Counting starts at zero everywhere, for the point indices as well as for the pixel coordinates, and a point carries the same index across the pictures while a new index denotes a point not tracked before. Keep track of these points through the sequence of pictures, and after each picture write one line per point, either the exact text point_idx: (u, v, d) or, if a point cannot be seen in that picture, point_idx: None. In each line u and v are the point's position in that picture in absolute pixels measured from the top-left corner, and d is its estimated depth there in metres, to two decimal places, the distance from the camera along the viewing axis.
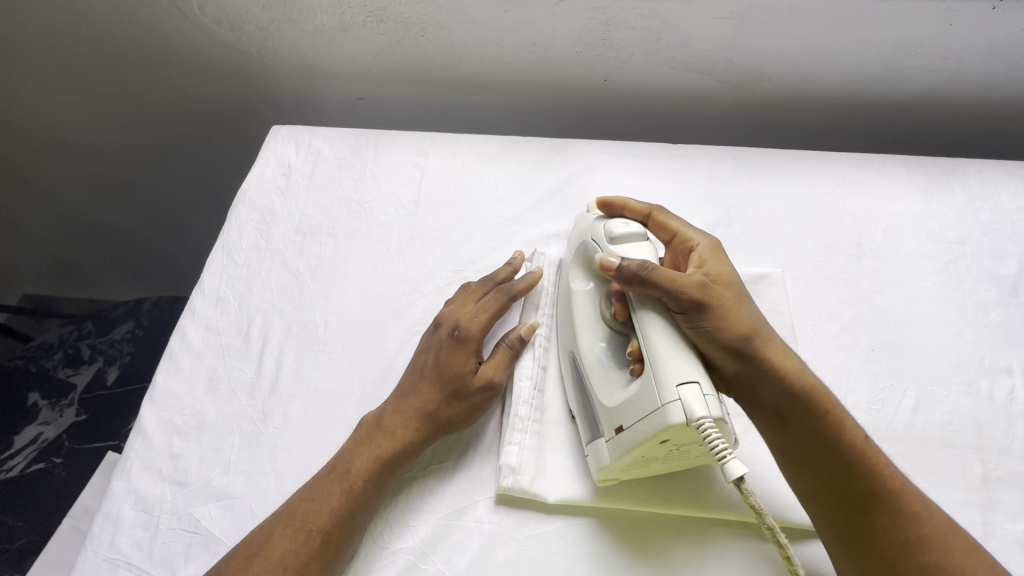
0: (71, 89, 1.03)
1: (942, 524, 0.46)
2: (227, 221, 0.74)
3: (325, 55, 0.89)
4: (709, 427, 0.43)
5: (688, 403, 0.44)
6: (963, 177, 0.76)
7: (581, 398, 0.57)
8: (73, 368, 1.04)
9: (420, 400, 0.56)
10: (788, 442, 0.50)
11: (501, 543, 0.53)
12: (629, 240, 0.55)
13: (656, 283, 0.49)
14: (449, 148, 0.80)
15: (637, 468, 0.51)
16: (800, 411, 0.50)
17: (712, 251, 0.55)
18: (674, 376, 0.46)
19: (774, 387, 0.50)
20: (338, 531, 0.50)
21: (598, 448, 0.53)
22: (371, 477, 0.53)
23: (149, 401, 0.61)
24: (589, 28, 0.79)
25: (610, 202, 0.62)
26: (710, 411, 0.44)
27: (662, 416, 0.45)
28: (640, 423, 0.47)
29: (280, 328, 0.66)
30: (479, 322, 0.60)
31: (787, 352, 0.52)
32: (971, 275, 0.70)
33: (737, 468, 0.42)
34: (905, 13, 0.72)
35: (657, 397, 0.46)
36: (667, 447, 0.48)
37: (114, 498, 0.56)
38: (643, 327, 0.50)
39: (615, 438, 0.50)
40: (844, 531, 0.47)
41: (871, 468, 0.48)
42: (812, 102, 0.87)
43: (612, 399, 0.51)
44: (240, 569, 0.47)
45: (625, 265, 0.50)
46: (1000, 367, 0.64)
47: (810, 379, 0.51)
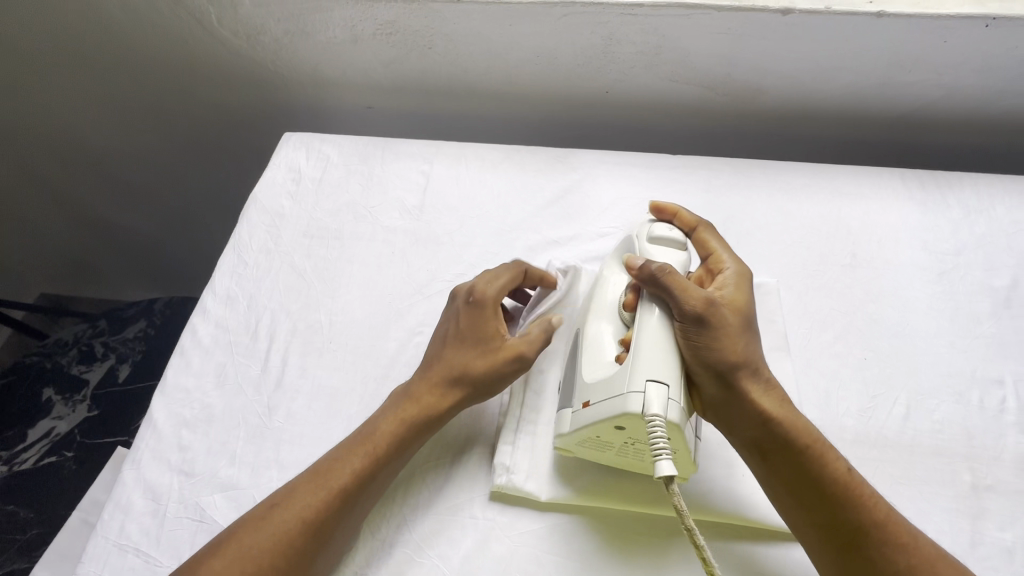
0: (93, 96, 1.07)
1: (930, 553, 0.48)
2: (239, 223, 0.77)
3: (336, 66, 0.92)
4: (658, 427, 0.45)
5: (649, 399, 0.46)
6: (958, 191, 0.77)
7: (569, 370, 0.57)
8: (86, 365, 1.07)
9: (445, 367, 0.57)
10: (774, 474, 0.51)
11: (495, 539, 0.54)
12: (665, 243, 0.58)
13: (668, 286, 0.51)
14: (453, 156, 0.83)
15: (593, 449, 0.53)
16: (785, 445, 0.51)
17: (737, 278, 0.56)
18: (647, 372, 0.48)
19: (759, 417, 0.51)
20: (355, 491, 0.52)
21: (563, 416, 0.54)
22: (394, 440, 0.54)
23: (160, 394, 0.63)
24: (591, 42, 0.81)
25: (662, 208, 0.63)
26: (665, 413, 0.46)
27: (622, 402, 0.47)
28: (604, 403, 0.49)
29: (287, 327, 0.68)
30: (495, 288, 0.59)
31: (773, 386, 0.53)
32: (964, 287, 0.71)
33: (666, 468, 0.44)
34: (901, 30, 0.74)
35: (626, 383, 0.48)
36: (622, 435, 0.50)
37: (124, 487, 0.58)
38: (642, 318, 0.52)
39: (579, 409, 0.52)
40: (834, 561, 0.48)
41: (856, 499, 0.49)
42: (810, 115, 0.89)
43: (592, 374, 0.53)
44: (262, 516, 0.49)
45: (648, 264, 0.53)
46: (992, 377, 0.65)
47: (791, 412, 0.52)
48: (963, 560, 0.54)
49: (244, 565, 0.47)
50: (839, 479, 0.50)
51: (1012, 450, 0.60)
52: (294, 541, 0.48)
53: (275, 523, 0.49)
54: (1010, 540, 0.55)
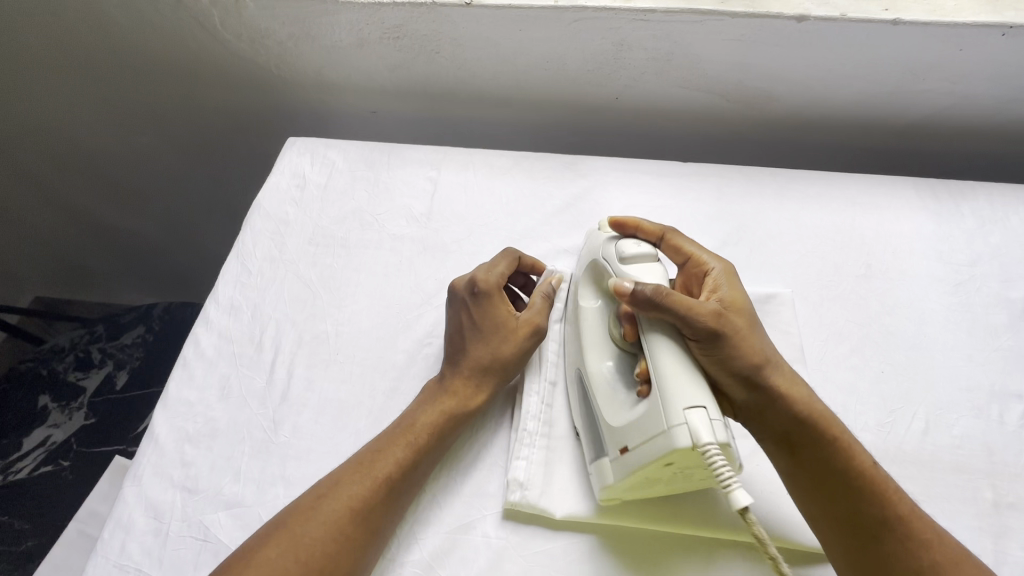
0: (92, 99, 1.05)
1: (955, 551, 0.46)
2: (242, 230, 0.75)
3: (341, 69, 0.91)
4: (715, 453, 0.44)
5: (695, 429, 0.44)
6: (972, 200, 0.77)
7: (588, 418, 0.57)
8: (83, 371, 1.05)
9: (474, 359, 0.59)
10: (798, 470, 0.51)
11: (508, 559, 0.53)
12: (641, 260, 0.56)
13: (671, 308, 0.49)
14: (460, 162, 0.81)
15: (640, 488, 0.52)
16: (810, 438, 0.50)
17: (727, 276, 0.56)
18: (683, 400, 0.46)
19: (785, 414, 0.50)
20: (401, 480, 0.53)
21: (603, 466, 0.53)
22: (434, 430, 0.56)
23: (161, 408, 0.61)
24: (602, 47, 0.80)
25: (622, 223, 0.60)
26: (716, 437, 0.44)
27: (668, 439, 0.46)
28: (647, 445, 0.47)
29: (292, 337, 0.66)
30: (495, 275, 0.62)
31: (796, 378, 0.52)
32: (980, 298, 0.70)
33: (742, 497, 0.42)
34: (917, 39, 0.73)
35: (664, 420, 0.46)
36: (671, 469, 0.48)
37: (125, 504, 0.56)
38: (653, 352, 0.50)
39: (619, 457, 0.50)
40: (852, 557, 0.48)
41: (881, 494, 0.48)
42: (822, 122, 0.88)
43: (618, 418, 0.51)
44: (310, 506, 0.49)
45: (640, 288, 0.50)
46: (1011, 391, 0.64)
47: (818, 406, 0.51)
48: None
49: (296, 554, 0.46)
50: (863, 473, 0.49)
51: None
52: (344, 530, 0.49)
53: (325, 512, 0.49)
54: None
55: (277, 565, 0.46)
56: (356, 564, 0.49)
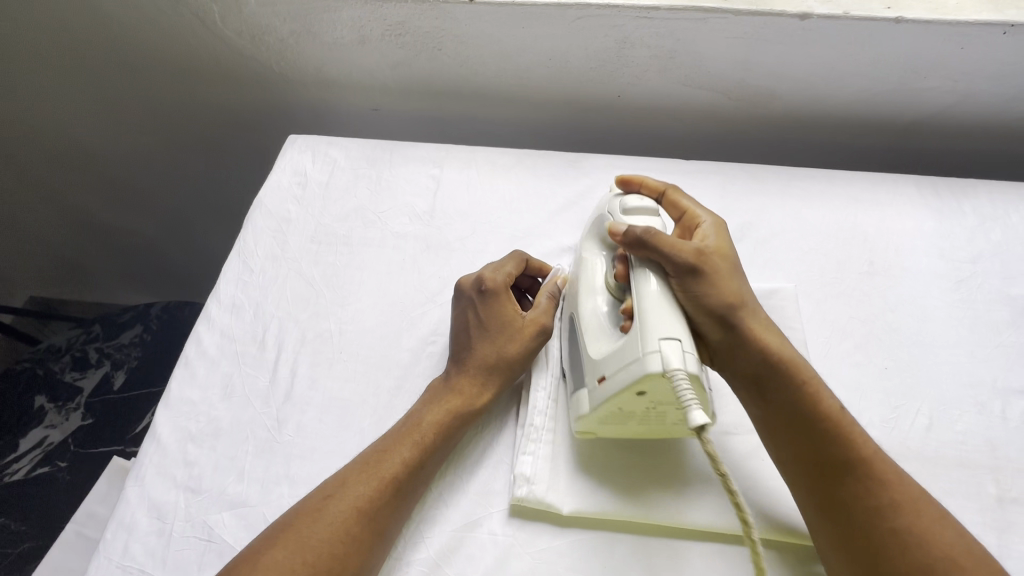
0: (89, 97, 1.04)
1: (917, 494, 0.46)
2: (243, 229, 0.75)
3: (342, 67, 0.90)
4: (682, 380, 0.45)
5: (667, 355, 0.46)
6: (973, 198, 0.77)
7: (573, 359, 0.57)
8: (80, 371, 1.04)
9: (480, 357, 0.59)
10: (765, 410, 0.51)
11: (515, 556, 0.53)
12: (641, 212, 0.57)
13: (656, 246, 0.51)
14: (464, 160, 0.81)
15: (616, 423, 0.52)
16: (777, 378, 0.51)
17: (716, 228, 0.57)
18: (659, 330, 0.47)
19: (755, 354, 0.51)
20: (408, 479, 0.52)
21: (579, 397, 0.54)
22: (440, 430, 0.55)
23: (163, 408, 0.61)
24: (605, 45, 0.80)
25: (629, 179, 0.61)
26: (686, 365, 0.45)
27: (641, 365, 0.46)
28: (622, 372, 0.48)
29: (296, 336, 0.66)
30: (503, 275, 0.62)
31: (768, 325, 0.53)
32: (982, 295, 0.71)
33: (699, 417, 0.42)
34: (919, 37, 0.73)
35: (639, 348, 0.47)
36: (643, 401, 0.49)
37: (127, 505, 0.56)
38: (639, 286, 0.51)
39: (595, 387, 0.51)
40: (812, 495, 0.48)
41: (846, 437, 0.48)
42: (824, 121, 0.88)
43: (598, 349, 0.52)
44: (316, 507, 0.49)
45: (633, 228, 0.53)
46: (1013, 387, 0.64)
47: (789, 349, 0.52)
48: None
49: (302, 555, 0.46)
50: (829, 414, 0.49)
51: None
52: (351, 529, 0.48)
53: (331, 512, 0.49)
54: None
55: (284, 566, 0.45)
56: (363, 565, 0.48)
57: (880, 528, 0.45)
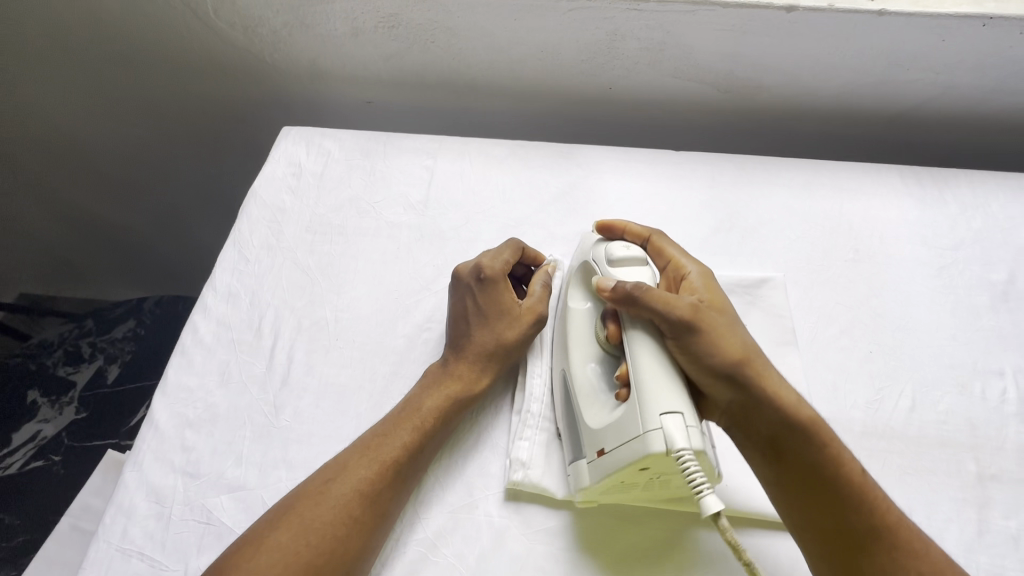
0: (79, 90, 1.04)
1: (941, 563, 0.46)
2: (238, 218, 0.75)
3: (335, 59, 0.91)
4: (688, 459, 0.45)
5: (670, 433, 0.45)
6: (955, 187, 0.79)
7: (568, 420, 0.57)
8: (73, 366, 1.04)
9: (479, 345, 0.60)
10: (783, 478, 0.50)
11: (511, 536, 0.54)
12: (628, 263, 0.57)
13: (648, 303, 0.51)
14: (457, 151, 0.82)
15: (617, 492, 0.52)
16: (794, 441, 0.49)
17: (703, 279, 0.56)
18: (660, 405, 0.47)
19: (768, 416, 0.50)
20: (407, 463, 0.53)
21: (579, 469, 0.53)
22: (439, 414, 0.56)
23: (161, 394, 0.61)
24: (595, 38, 0.81)
25: (610, 224, 0.63)
26: (690, 443, 0.45)
27: (642, 444, 0.46)
28: (624, 448, 0.48)
29: (292, 324, 0.66)
30: (501, 263, 0.63)
31: (782, 382, 0.52)
32: (964, 281, 0.73)
33: (713, 503, 0.43)
34: (902, 29, 0.75)
35: (639, 425, 0.47)
36: (646, 475, 0.49)
37: (126, 490, 0.56)
38: (635, 354, 0.50)
39: (595, 460, 0.51)
40: (839, 570, 0.47)
41: (870, 505, 0.48)
42: (810, 113, 0.90)
43: (596, 419, 0.52)
44: (319, 491, 0.50)
45: (621, 284, 0.52)
46: (993, 369, 0.66)
47: (802, 408, 0.50)
48: (970, 547, 0.55)
49: (306, 539, 0.47)
50: (852, 482, 0.48)
51: (1015, 440, 0.61)
52: (353, 512, 0.49)
53: (333, 496, 0.49)
54: (1014, 527, 0.56)
55: (288, 548, 0.46)
56: (364, 547, 0.49)
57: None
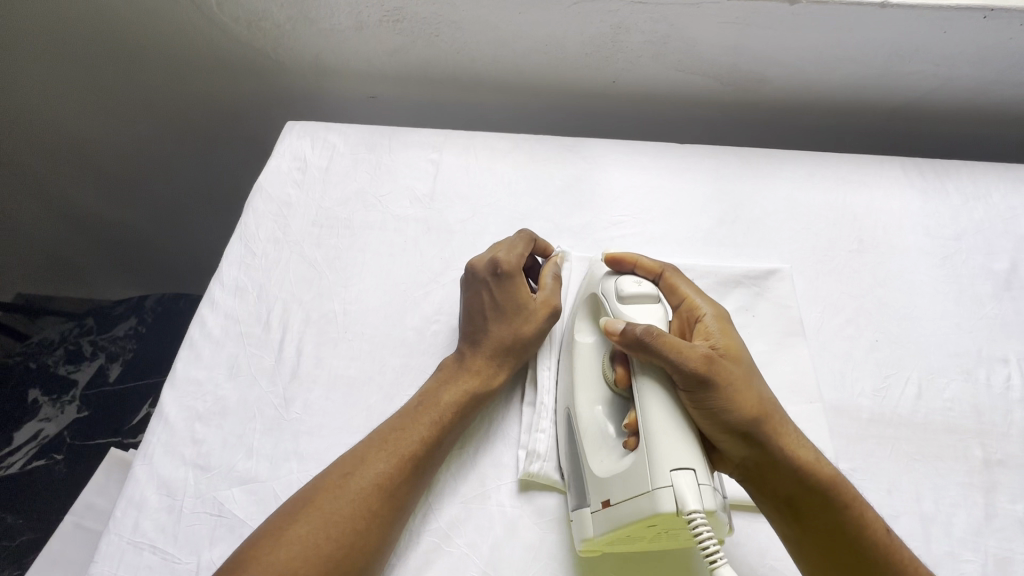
0: (80, 87, 1.03)
1: None
2: (244, 212, 0.75)
3: (338, 54, 0.91)
4: (700, 523, 0.42)
5: (681, 491, 0.43)
6: (956, 178, 0.80)
7: (572, 461, 0.55)
8: (74, 365, 1.03)
9: (496, 340, 0.60)
10: (804, 538, 0.49)
11: (525, 525, 0.54)
12: (640, 300, 0.55)
13: (659, 350, 0.48)
14: (461, 145, 0.82)
15: (622, 545, 0.50)
16: (816, 502, 0.49)
17: (720, 322, 0.54)
18: (671, 461, 0.44)
19: (786, 474, 0.49)
20: (425, 457, 0.53)
21: (583, 517, 0.51)
22: (457, 408, 0.56)
23: (170, 388, 0.61)
24: (600, 31, 0.81)
25: (620, 258, 0.60)
26: (703, 504, 0.43)
27: (651, 501, 0.44)
28: (631, 503, 0.46)
29: (300, 317, 0.66)
30: (517, 257, 0.63)
31: (798, 436, 0.51)
32: (967, 270, 0.73)
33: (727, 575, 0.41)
34: (903, 22, 0.75)
35: (648, 479, 0.45)
36: (653, 530, 0.47)
37: (136, 483, 0.56)
38: (643, 402, 0.48)
39: (600, 510, 0.49)
40: None
41: (897, 563, 0.48)
42: (811, 105, 0.91)
43: (603, 468, 0.50)
44: (338, 484, 0.50)
45: (630, 328, 0.50)
46: (996, 356, 0.67)
47: (820, 464, 0.50)
48: (978, 531, 0.56)
49: (327, 531, 0.47)
50: (877, 542, 0.48)
51: (1020, 426, 0.62)
52: (372, 505, 0.49)
53: (352, 490, 0.49)
54: (1021, 511, 0.57)
55: (308, 541, 0.46)
56: (384, 539, 0.49)
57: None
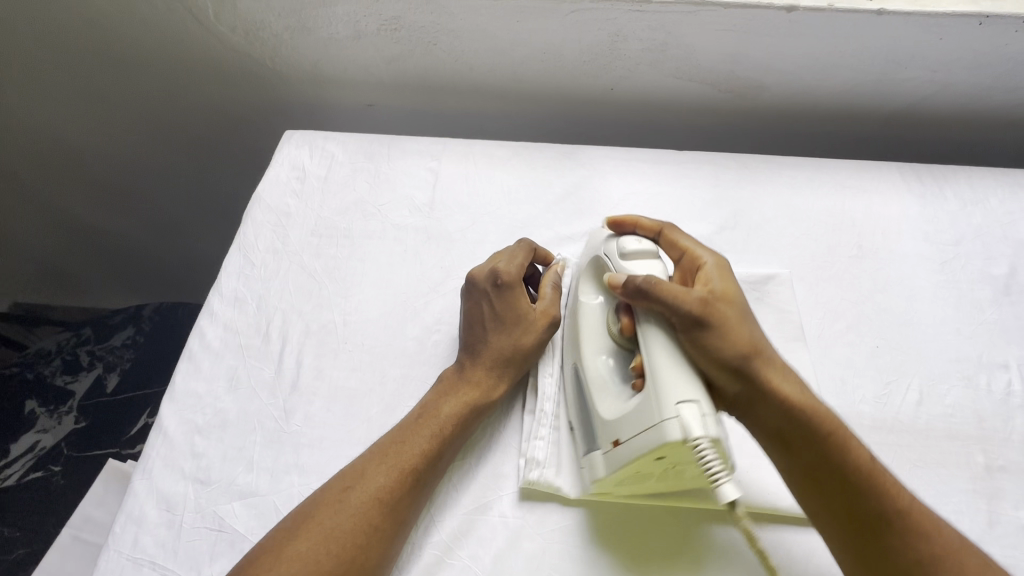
0: (76, 97, 1.03)
1: (954, 542, 0.46)
2: (243, 222, 0.74)
3: (337, 62, 0.91)
4: (705, 448, 0.44)
5: (687, 422, 0.45)
6: (954, 183, 0.80)
7: (580, 412, 0.57)
8: (71, 375, 1.02)
9: (496, 350, 0.60)
10: (795, 466, 0.50)
11: (526, 536, 0.54)
12: (641, 256, 0.56)
13: (658, 296, 0.50)
14: (461, 154, 0.82)
15: (632, 484, 0.52)
16: (805, 432, 0.49)
17: (719, 270, 0.55)
18: (676, 393, 0.47)
19: (777, 408, 0.50)
20: (426, 470, 0.53)
21: (594, 461, 0.53)
22: (457, 420, 0.56)
23: (169, 401, 0.61)
24: (598, 38, 0.81)
25: (621, 220, 0.61)
26: (707, 431, 0.45)
27: (659, 433, 0.46)
28: (639, 438, 0.48)
29: (300, 328, 0.66)
30: (517, 267, 0.63)
31: (789, 373, 0.51)
32: (966, 275, 0.74)
33: (730, 493, 0.45)
34: (900, 29, 0.76)
35: (656, 412, 0.47)
36: (661, 465, 0.49)
37: (135, 498, 0.55)
38: (647, 343, 0.51)
39: (610, 450, 0.51)
40: (855, 554, 0.47)
41: (879, 488, 0.47)
42: (809, 111, 0.91)
43: (610, 410, 0.52)
44: (338, 500, 0.49)
45: (632, 279, 0.52)
46: (996, 362, 0.67)
47: (812, 399, 0.50)
48: (981, 539, 0.56)
49: (326, 547, 0.46)
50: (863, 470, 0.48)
51: (1021, 431, 0.62)
52: (373, 519, 0.49)
53: (352, 504, 0.49)
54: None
55: (309, 557, 0.46)
56: (384, 553, 0.49)
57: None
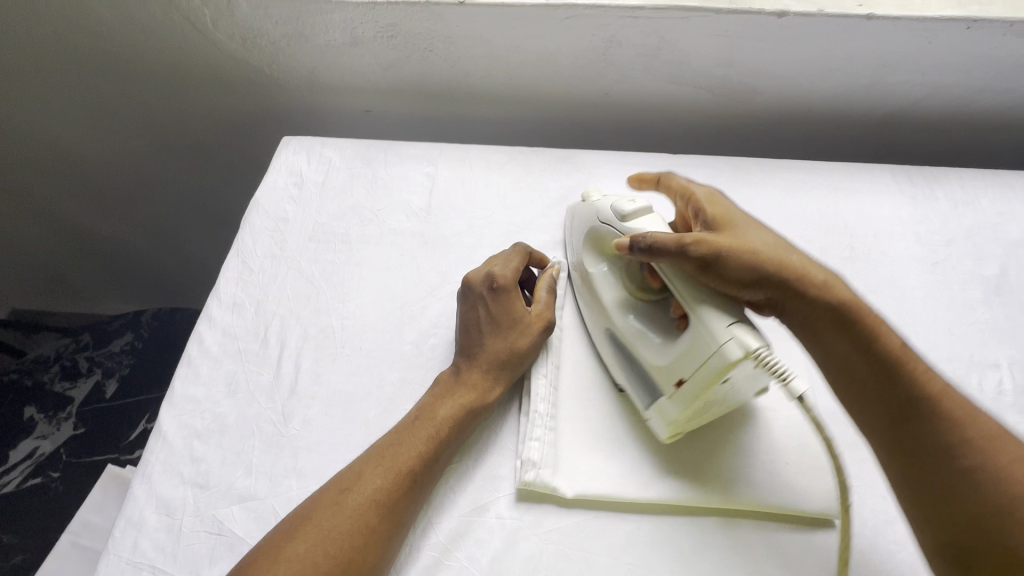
0: (74, 104, 1.04)
1: (989, 428, 0.47)
2: (241, 229, 0.75)
3: (335, 69, 0.91)
4: (766, 354, 0.47)
5: (743, 338, 0.48)
6: (945, 184, 0.81)
7: (629, 367, 0.60)
8: (70, 381, 1.02)
9: (492, 352, 0.60)
10: (832, 356, 0.53)
11: (524, 538, 0.54)
12: (638, 215, 0.59)
13: (662, 248, 0.53)
14: (457, 159, 0.83)
15: (701, 415, 0.55)
16: (836, 323, 0.52)
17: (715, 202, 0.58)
18: (722, 319, 0.49)
19: (804, 306, 0.52)
20: (422, 472, 0.53)
21: (663, 407, 0.55)
22: (452, 423, 0.56)
23: (168, 406, 0.61)
24: (592, 44, 0.82)
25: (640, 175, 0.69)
26: (761, 339, 0.48)
27: (721, 358, 0.48)
28: (703, 370, 0.50)
29: (298, 333, 0.67)
30: (512, 270, 0.64)
31: (816, 270, 0.53)
32: (957, 275, 0.74)
33: (799, 386, 0.49)
34: (888, 34, 0.77)
35: (712, 342, 0.49)
36: (727, 388, 0.51)
37: (135, 503, 0.56)
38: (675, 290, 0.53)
39: (677, 390, 0.53)
40: (895, 442, 0.49)
41: (911, 374, 0.49)
42: (802, 115, 0.92)
43: (664, 356, 0.54)
44: (334, 501, 0.50)
45: (635, 238, 0.55)
46: (988, 361, 0.68)
47: (842, 292, 0.52)
48: None
49: (322, 548, 0.47)
50: (891, 355, 0.50)
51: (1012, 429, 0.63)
52: (370, 521, 0.49)
53: (348, 506, 0.49)
54: None
55: (306, 558, 0.46)
56: (381, 555, 0.49)
57: (955, 466, 0.46)
